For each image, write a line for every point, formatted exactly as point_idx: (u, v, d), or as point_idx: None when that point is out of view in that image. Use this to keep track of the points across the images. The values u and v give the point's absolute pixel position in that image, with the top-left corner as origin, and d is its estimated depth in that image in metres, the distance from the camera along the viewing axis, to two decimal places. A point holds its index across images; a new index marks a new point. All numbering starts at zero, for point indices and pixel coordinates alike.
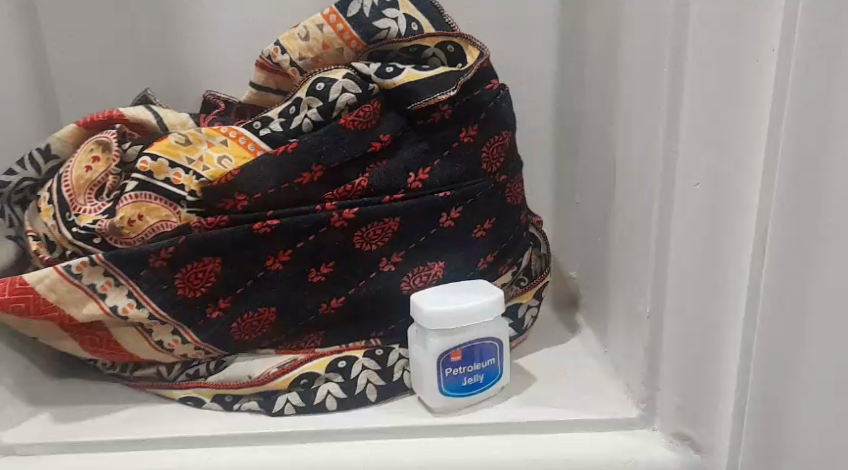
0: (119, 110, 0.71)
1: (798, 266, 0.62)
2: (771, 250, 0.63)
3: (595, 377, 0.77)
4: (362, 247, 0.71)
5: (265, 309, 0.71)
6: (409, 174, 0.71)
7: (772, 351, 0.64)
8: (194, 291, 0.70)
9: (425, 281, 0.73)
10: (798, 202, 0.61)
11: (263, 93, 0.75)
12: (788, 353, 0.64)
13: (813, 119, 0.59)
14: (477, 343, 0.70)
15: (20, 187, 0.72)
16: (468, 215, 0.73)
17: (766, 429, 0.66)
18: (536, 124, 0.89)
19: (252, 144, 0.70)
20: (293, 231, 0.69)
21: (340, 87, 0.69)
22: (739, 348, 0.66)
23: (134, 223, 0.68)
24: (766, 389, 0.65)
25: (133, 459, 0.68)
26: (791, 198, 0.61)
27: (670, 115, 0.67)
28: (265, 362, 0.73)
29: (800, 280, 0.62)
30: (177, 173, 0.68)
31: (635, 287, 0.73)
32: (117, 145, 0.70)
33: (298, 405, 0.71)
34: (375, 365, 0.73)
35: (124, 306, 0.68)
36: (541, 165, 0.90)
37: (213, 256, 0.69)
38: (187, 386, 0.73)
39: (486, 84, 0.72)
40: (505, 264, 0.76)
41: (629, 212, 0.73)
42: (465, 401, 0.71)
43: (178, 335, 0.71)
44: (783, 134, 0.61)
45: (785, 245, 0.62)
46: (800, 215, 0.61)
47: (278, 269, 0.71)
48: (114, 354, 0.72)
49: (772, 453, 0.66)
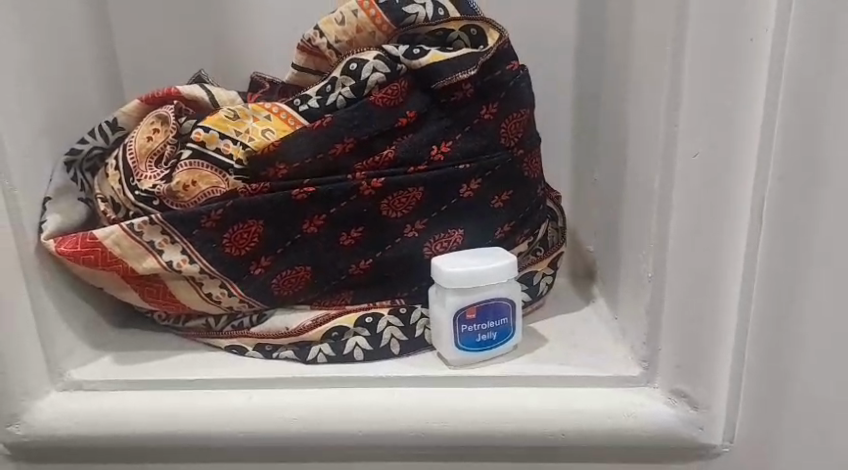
0: (177, 87, 0.80)
1: (796, 222, 0.72)
2: (771, 205, 0.71)
3: (603, 342, 0.82)
4: (387, 214, 0.79)
5: (301, 267, 0.80)
6: (433, 147, 0.78)
7: (768, 301, 0.74)
8: (240, 250, 0.78)
9: (445, 247, 0.80)
10: (794, 168, 0.71)
11: (303, 74, 0.83)
12: (791, 298, 0.74)
13: (812, 92, 0.68)
14: (491, 302, 0.77)
15: (91, 154, 0.82)
16: (486, 186, 0.80)
17: (767, 374, 0.76)
18: (559, 106, 0.94)
19: (292, 119, 0.78)
20: (326, 198, 0.77)
21: (371, 67, 0.77)
22: (737, 303, 0.73)
23: (188, 188, 0.77)
24: (771, 329, 0.75)
25: (184, 397, 0.77)
26: (788, 163, 0.70)
27: (672, 96, 0.69)
28: (300, 316, 0.81)
29: (801, 235, 0.72)
30: (227, 143, 0.77)
31: (641, 255, 0.77)
32: (174, 119, 0.79)
33: (329, 354, 0.79)
34: (399, 322, 0.80)
35: (178, 260, 0.77)
36: (562, 144, 0.96)
37: (256, 218, 0.77)
38: (232, 336, 0.82)
39: (505, 64, 0.78)
40: (522, 234, 0.83)
41: (640, 184, 0.76)
42: (479, 355, 0.78)
43: (225, 288, 0.79)
44: (783, 107, 0.69)
45: (781, 205, 0.71)
46: (796, 178, 0.71)
47: (314, 232, 0.79)
48: (169, 305, 0.81)
49: (776, 384, 0.76)
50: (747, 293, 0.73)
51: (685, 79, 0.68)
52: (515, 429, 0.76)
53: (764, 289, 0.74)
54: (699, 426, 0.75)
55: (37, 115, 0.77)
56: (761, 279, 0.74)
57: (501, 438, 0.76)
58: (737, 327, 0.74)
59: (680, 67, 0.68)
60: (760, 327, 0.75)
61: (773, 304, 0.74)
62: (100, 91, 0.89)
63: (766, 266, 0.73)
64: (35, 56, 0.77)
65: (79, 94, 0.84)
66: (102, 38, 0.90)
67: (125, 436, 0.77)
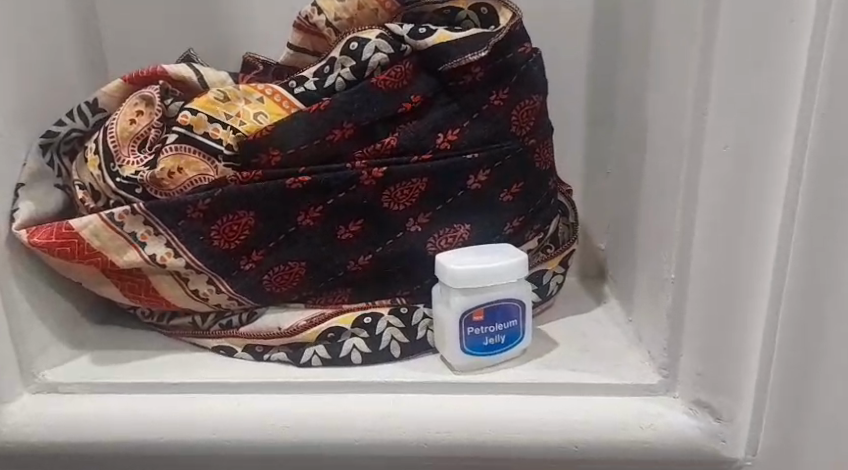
0: (162, 66, 0.74)
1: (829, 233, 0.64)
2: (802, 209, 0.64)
3: (616, 346, 0.76)
4: (390, 206, 0.72)
5: (295, 263, 0.74)
6: (438, 135, 0.72)
7: (798, 314, 0.67)
8: (229, 243, 0.72)
9: (451, 243, 0.74)
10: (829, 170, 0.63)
11: (299, 54, 0.77)
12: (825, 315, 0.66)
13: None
14: (501, 303, 0.71)
15: (69, 137, 0.75)
16: (496, 177, 0.74)
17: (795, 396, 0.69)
18: (573, 98, 0.87)
19: (287, 102, 0.72)
20: (324, 189, 0.71)
21: (374, 47, 0.71)
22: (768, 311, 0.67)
23: (173, 175, 0.71)
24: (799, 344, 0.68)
25: (166, 401, 0.72)
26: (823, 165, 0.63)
27: (701, 81, 0.64)
28: (294, 315, 0.75)
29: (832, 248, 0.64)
30: (216, 127, 0.71)
31: (663, 255, 0.71)
32: (159, 100, 0.73)
33: (325, 357, 0.73)
34: (400, 323, 0.74)
35: (162, 254, 0.72)
36: (574, 137, 0.89)
37: (247, 209, 0.71)
38: (220, 335, 0.76)
39: (519, 46, 0.72)
40: (533, 229, 0.77)
41: (663, 178, 0.70)
42: (486, 360, 0.72)
43: (212, 284, 0.73)
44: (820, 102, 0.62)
45: (814, 211, 0.64)
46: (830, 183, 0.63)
47: (310, 225, 0.72)
48: (152, 302, 0.75)
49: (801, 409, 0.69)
50: (776, 303, 0.67)
51: (715, 67, 0.62)
52: (523, 440, 0.70)
53: (794, 301, 0.67)
54: (722, 439, 0.70)
55: (11, 95, 0.70)
56: (789, 289, 0.67)
57: (509, 450, 0.70)
58: (765, 336, 0.68)
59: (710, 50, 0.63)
60: (787, 341, 0.68)
61: (799, 318, 0.67)
62: (82, 71, 0.83)
63: (796, 276, 0.66)
64: (10, 31, 0.70)
65: (58, 73, 0.78)
66: (85, 14, 0.83)
67: (102, 443, 0.71)
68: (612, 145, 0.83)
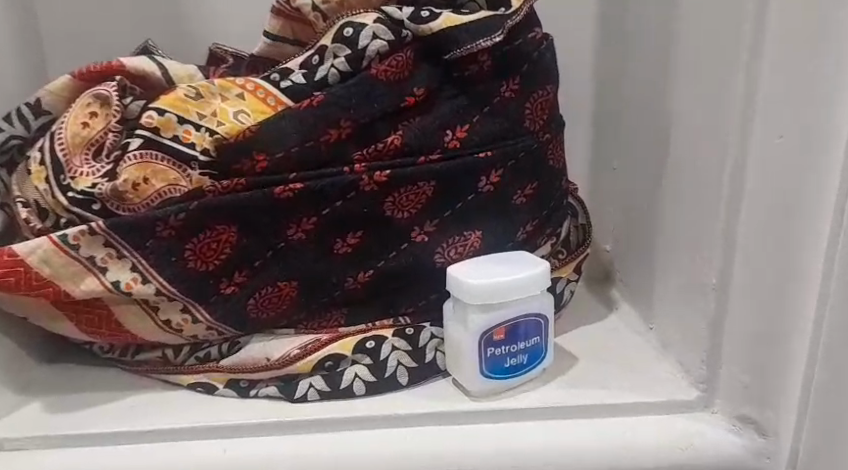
0: (119, 60, 0.63)
1: None
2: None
3: (642, 357, 0.70)
4: (393, 214, 0.64)
5: (285, 283, 0.64)
6: (447, 132, 0.64)
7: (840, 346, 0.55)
8: (207, 264, 0.62)
9: (462, 252, 0.66)
10: None
11: (279, 44, 0.67)
12: None
13: None
14: (523, 319, 0.63)
15: (7, 146, 0.63)
16: (509, 179, 0.66)
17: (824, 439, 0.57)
18: (577, 94, 0.82)
19: (271, 97, 0.62)
20: (319, 197, 0.62)
21: (371, 33, 0.62)
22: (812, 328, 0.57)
23: (138, 187, 0.60)
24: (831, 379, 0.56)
25: (135, 453, 0.61)
26: None
27: (749, 67, 0.57)
28: (285, 343, 0.65)
29: None
30: (187, 129, 0.61)
31: (699, 258, 0.64)
32: (118, 99, 0.62)
33: (323, 390, 0.64)
34: (406, 345, 0.66)
35: (127, 280, 0.61)
36: (580, 135, 0.83)
37: (228, 222, 0.61)
38: (197, 370, 0.66)
39: (529, 32, 0.65)
40: (546, 234, 0.70)
41: (699, 173, 0.63)
42: (507, 383, 0.64)
43: (188, 314, 0.63)
44: None
45: None
46: None
47: (301, 240, 0.63)
48: (115, 337, 0.64)
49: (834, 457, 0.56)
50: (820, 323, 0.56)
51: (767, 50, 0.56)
52: None
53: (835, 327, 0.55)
54: (767, 456, 0.61)
55: None
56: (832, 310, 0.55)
57: None
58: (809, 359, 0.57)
59: (762, 29, 0.56)
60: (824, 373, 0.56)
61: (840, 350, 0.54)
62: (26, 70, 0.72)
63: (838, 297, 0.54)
64: None
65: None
66: (28, 3, 0.72)
67: None
68: (619, 140, 0.77)
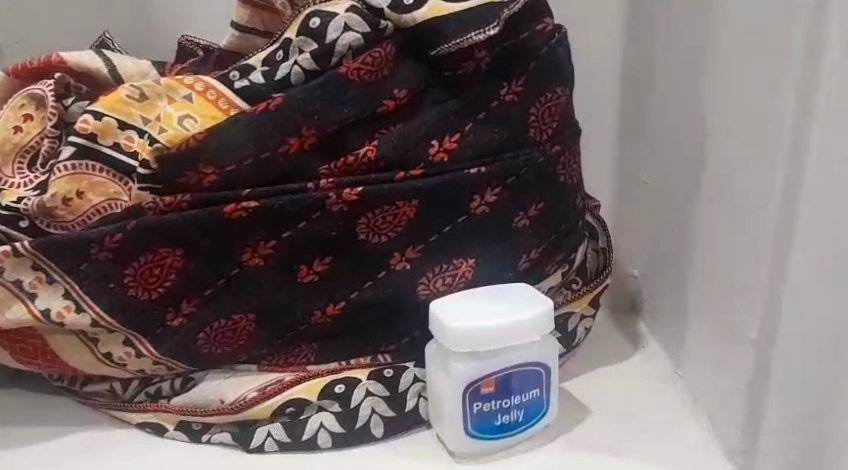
0: (58, 55, 0.56)
1: None
2: None
3: (664, 412, 0.59)
4: (367, 238, 0.54)
5: (241, 316, 0.55)
6: (432, 142, 0.54)
7: None
8: (150, 292, 0.53)
9: (450, 283, 0.56)
10: None
11: (248, 36, 0.58)
12: None
13: None
14: (517, 370, 0.53)
15: None
16: (507, 198, 0.56)
17: None
18: (603, 93, 0.70)
19: (223, 99, 0.53)
20: (279, 217, 0.53)
21: (343, 24, 0.52)
22: None
23: (70, 202, 0.52)
24: None
25: None
26: None
27: (805, 77, 0.44)
28: (243, 382, 0.57)
29: None
30: (129, 136, 0.52)
31: (737, 303, 0.52)
32: (54, 100, 0.55)
33: (283, 441, 0.55)
34: (383, 390, 0.56)
35: (59, 309, 0.53)
36: (603, 144, 0.72)
37: (174, 245, 0.53)
38: (146, 409, 0.57)
39: (536, 23, 0.55)
40: (554, 261, 0.59)
41: (741, 202, 0.51)
42: (497, 443, 0.55)
43: (130, 347, 0.55)
44: None
45: None
46: None
47: (258, 267, 0.54)
48: (53, 367, 0.57)
49: None
50: None
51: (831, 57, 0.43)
52: None
53: None
54: None
55: None
56: None
57: None
58: None
59: (824, 28, 0.42)
60: None
61: None
62: None
63: None
64: None
65: None
66: None
67: None
68: (649, 151, 0.66)
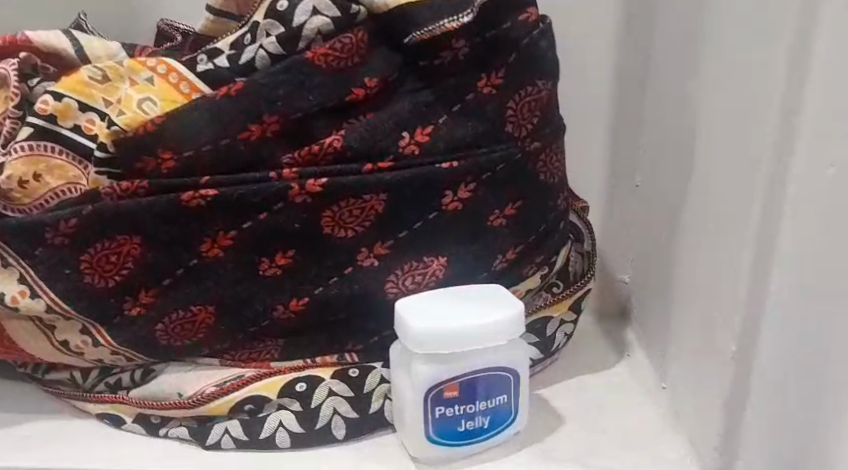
0: (25, 33, 0.54)
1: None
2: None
3: (643, 426, 0.56)
4: (332, 232, 0.52)
5: (200, 308, 0.53)
6: (403, 134, 0.52)
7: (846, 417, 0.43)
8: (108, 280, 0.51)
9: (419, 282, 0.54)
10: None
11: (221, 20, 0.56)
12: None
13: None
14: (482, 374, 0.51)
15: None
16: (481, 195, 0.53)
17: None
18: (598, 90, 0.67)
19: (185, 84, 0.51)
20: (239, 207, 0.50)
21: (311, 7, 0.50)
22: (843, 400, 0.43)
23: (27, 184, 0.50)
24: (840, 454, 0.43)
25: None
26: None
27: (793, 77, 0.41)
28: (202, 377, 0.55)
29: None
30: (90, 119, 0.51)
31: (719, 316, 0.49)
32: (17, 79, 0.52)
33: (239, 438, 0.53)
34: (346, 391, 0.53)
35: (13, 294, 0.51)
36: (594, 142, 0.68)
37: (129, 232, 0.51)
38: (102, 400, 0.55)
39: (519, 13, 0.52)
40: (531, 263, 0.57)
41: (726, 209, 0.47)
42: (462, 450, 0.52)
43: (87, 336, 0.53)
44: None
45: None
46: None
47: (218, 258, 0.52)
48: (12, 353, 0.55)
49: None
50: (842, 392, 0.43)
51: (821, 49, 0.39)
52: None
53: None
54: None
55: None
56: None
57: None
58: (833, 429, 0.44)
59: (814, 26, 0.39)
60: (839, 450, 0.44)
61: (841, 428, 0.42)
62: None
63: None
64: None
65: None
66: None
67: None
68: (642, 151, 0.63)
